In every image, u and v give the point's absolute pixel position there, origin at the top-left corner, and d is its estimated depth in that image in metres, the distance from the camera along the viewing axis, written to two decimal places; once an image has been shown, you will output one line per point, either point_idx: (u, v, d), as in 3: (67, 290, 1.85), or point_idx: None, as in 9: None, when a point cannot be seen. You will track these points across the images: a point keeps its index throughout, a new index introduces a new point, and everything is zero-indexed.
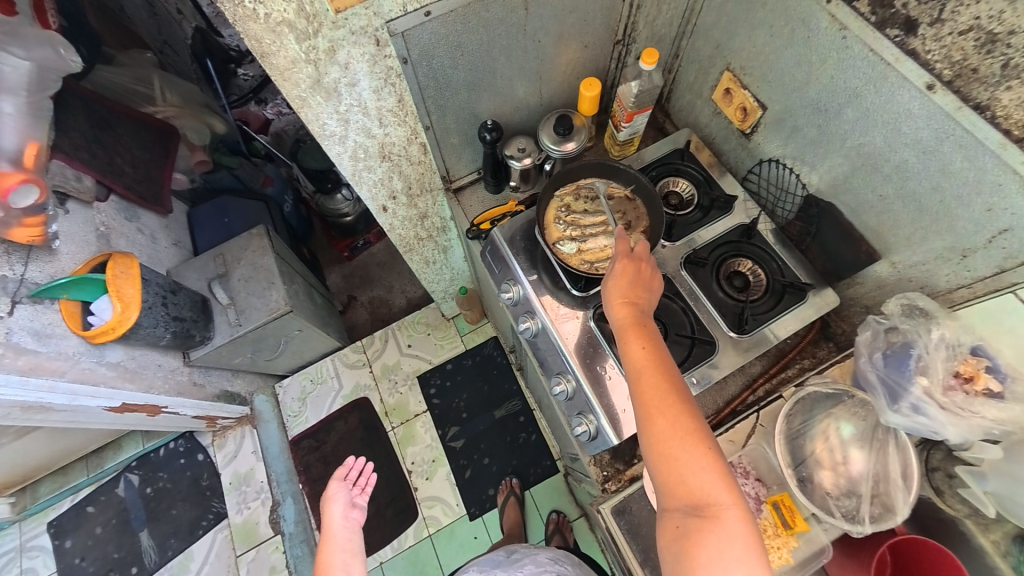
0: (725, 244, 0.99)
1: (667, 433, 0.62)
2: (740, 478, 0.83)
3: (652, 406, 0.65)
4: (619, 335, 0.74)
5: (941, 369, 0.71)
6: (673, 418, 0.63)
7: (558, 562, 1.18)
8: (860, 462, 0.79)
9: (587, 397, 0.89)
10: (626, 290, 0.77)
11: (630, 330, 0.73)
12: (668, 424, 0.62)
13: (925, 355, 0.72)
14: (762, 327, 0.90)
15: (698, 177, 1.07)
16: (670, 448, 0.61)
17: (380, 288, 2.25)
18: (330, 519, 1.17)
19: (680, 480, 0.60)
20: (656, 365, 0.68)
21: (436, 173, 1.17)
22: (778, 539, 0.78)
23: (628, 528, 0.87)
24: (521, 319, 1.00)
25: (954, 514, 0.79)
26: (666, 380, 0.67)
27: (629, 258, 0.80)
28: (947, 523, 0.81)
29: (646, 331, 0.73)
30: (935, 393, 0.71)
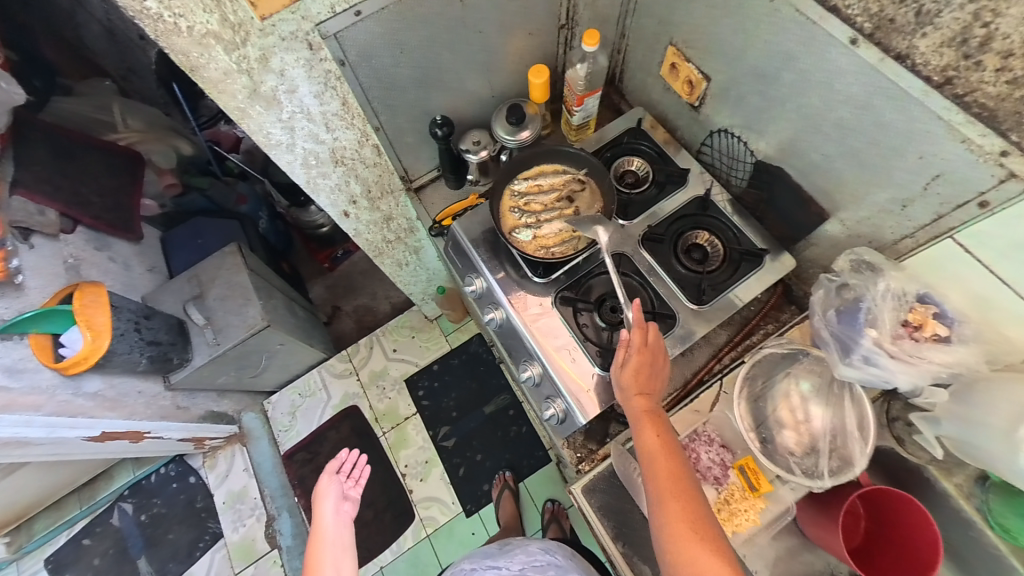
0: (683, 218, 0.99)
1: (677, 527, 0.65)
2: (704, 446, 0.83)
3: (664, 500, 0.67)
4: (636, 423, 0.76)
5: (890, 319, 0.72)
6: (683, 514, 0.66)
7: (549, 552, 1.18)
8: (820, 418, 0.80)
9: (554, 381, 0.90)
10: (641, 382, 0.79)
11: (647, 420, 0.75)
12: (679, 521, 0.65)
13: (874, 307, 0.73)
14: (723, 296, 0.91)
15: (652, 154, 1.07)
16: (679, 542, 0.64)
17: (363, 296, 2.25)
18: (319, 515, 1.15)
19: None
20: (671, 459, 0.71)
21: (395, 174, 1.17)
22: (745, 502, 0.79)
23: (601, 505, 0.86)
24: (486, 311, 1.00)
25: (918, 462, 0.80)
26: (677, 474, 0.70)
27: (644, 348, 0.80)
28: (911, 473, 0.82)
29: (659, 424, 0.75)
30: (885, 343, 0.71)
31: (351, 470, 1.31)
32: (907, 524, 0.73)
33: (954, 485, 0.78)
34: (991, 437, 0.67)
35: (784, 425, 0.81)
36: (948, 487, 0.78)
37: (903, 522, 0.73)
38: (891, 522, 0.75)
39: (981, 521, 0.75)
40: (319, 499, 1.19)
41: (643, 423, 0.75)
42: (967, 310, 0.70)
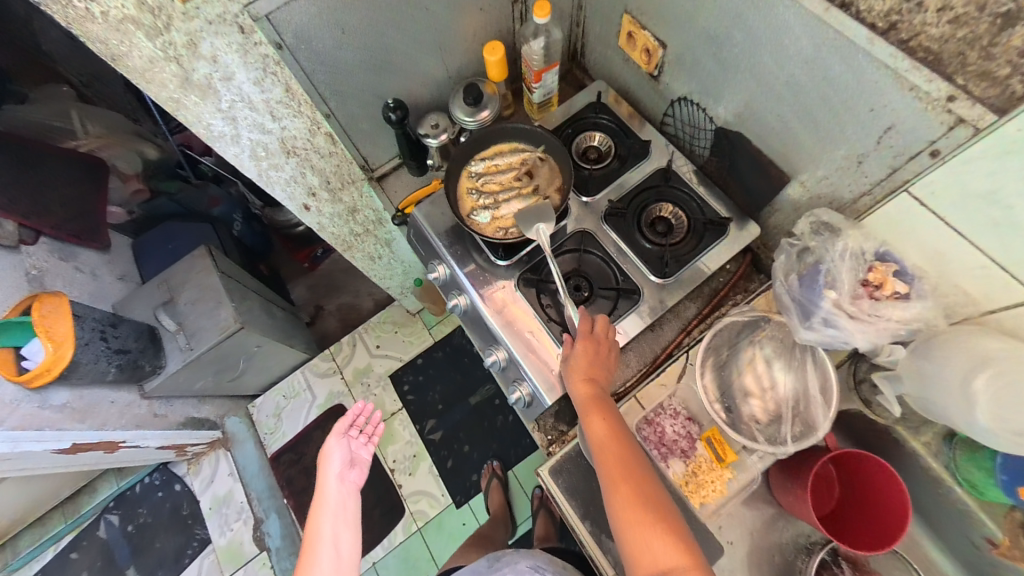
0: (646, 191, 0.97)
1: (628, 511, 0.66)
2: (669, 419, 0.82)
3: (613, 485, 0.69)
4: (582, 412, 0.77)
5: (848, 279, 0.70)
6: (633, 495, 0.67)
7: (539, 570, 1.11)
8: (786, 385, 0.78)
9: (518, 364, 0.88)
10: (588, 369, 0.79)
11: (593, 409, 0.76)
12: (630, 502, 0.67)
13: (833, 268, 0.71)
14: (688, 267, 0.89)
15: (614, 128, 1.04)
16: (632, 527, 0.65)
17: (346, 294, 2.22)
18: (324, 481, 1.10)
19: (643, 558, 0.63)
20: (618, 444, 0.72)
21: (354, 163, 1.14)
22: (712, 473, 0.77)
23: (568, 486, 0.85)
24: (451, 298, 0.98)
25: (887, 422, 0.79)
26: (626, 459, 0.71)
27: (591, 337, 0.81)
28: (885, 435, 0.81)
29: (606, 410, 0.76)
30: (844, 304, 0.69)
31: (365, 427, 1.27)
32: (876, 487, 0.72)
33: (921, 445, 0.77)
34: (949, 389, 0.67)
35: (748, 395, 0.79)
36: (918, 447, 0.77)
37: (872, 485, 0.72)
38: (861, 486, 0.74)
39: (949, 477, 0.75)
40: (324, 463, 1.14)
41: (590, 413, 0.75)
42: (926, 265, 0.69)
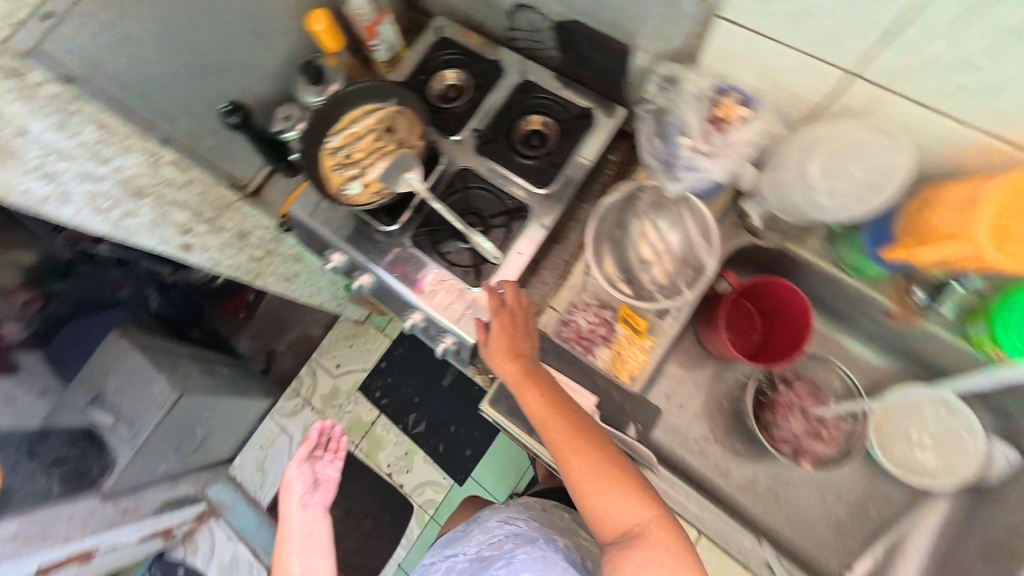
0: (506, 109, 0.95)
1: (588, 475, 0.66)
2: (582, 313, 0.80)
3: (564, 458, 0.68)
4: (515, 390, 0.73)
5: (697, 122, 0.73)
6: (587, 460, 0.67)
7: (508, 521, 1.01)
8: (675, 240, 0.79)
9: (435, 318, 0.85)
10: (510, 347, 0.75)
11: (526, 385, 0.72)
12: (584, 471, 0.66)
13: (682, 116, 0.74)
14: (564, 168, 0.89)
15: (462, 60, 1.00)
16: (597, 489, 0.66)
17: (295, 328, 2.15)
18: (289, 523, 1.05)
19: (608, 518, 0.65)
20: (561, 412, 0.70)
21: (222, 186, 1.05)
22: (632, 345, 0.79)
23: (510, 410, 0.80)
24: (355, 279, 0.94)
25: (778, 245, 0.83)
26: (573, 425, 0.69)
27: (505, 312, 0.76)
28: (779, 258, 0.85)
29: (539, 380, 0.72)
30: (699, 146, 0.72)
31: (328, 447, 1.17)
32: (779, 302, 0.78)
33: (811, 253, 0.82)
34: (824, 183, 0.72)
35: (648, 264, 0.79)
36: (809, 255, 0.82)
37: (776, 301, 0.78)
38: (769, 306, 0.80)
39: (839, 271, 0.80)
40: (286, 502, 1.07)
41: (524, 391, 0.71)
42: (762, 84, 0.71)
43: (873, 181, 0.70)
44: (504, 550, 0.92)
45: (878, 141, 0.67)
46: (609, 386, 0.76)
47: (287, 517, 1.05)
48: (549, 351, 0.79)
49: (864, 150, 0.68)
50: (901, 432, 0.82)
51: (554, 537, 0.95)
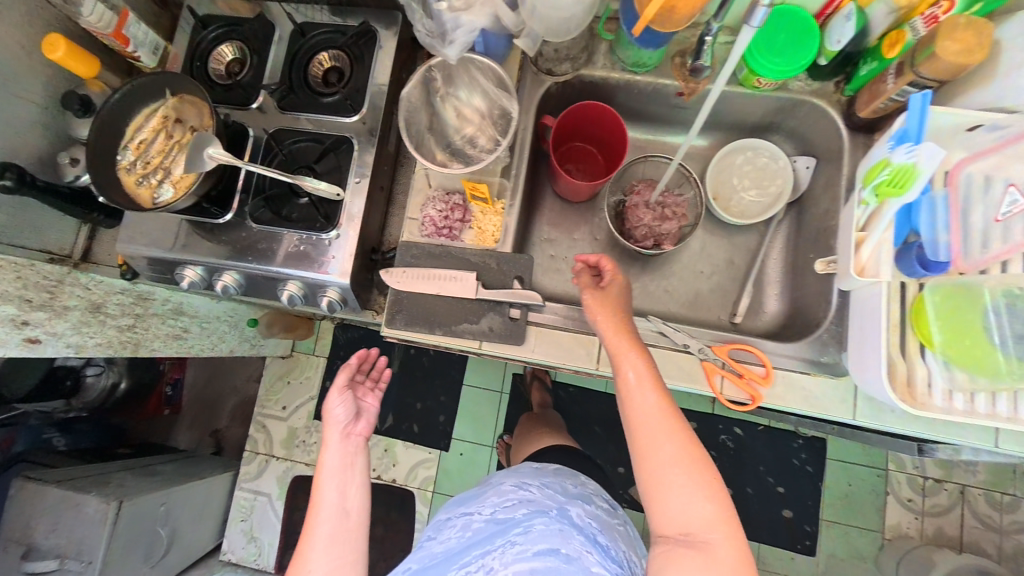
0: (291, 58, 0.91)
1: (664, 460, 0.57)
2: (436, 205, 0.83)
3: (643, 432, 0.60)
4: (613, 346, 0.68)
5: None
6: (673, 436, 0.58)
7: (523, 487, 0.88)
8: (484, 106, 0.83)
9: (309, 278, 0.83)
10: (616, 319, 0.69)
11: (628, 345, 0.66)
12: (666, 449, 0.58)
13: None
14: (370, 89, 0.89)
15: (230, 31, 0.95)
16: (661, 473, 0.57)
17: (232, 397, 2.02)
18: (331, 452, 0.80)
19: (669, 511, 0.56)
20: (658, 384, 0.62)
21: (40, 259, 0.95)
22: (485, 214, 0.84)
23: (409, 319, 0.79)
24: (217, 285, 0.88)
25: (572, 74, 0.87)
26: (666, 399, 0.61)
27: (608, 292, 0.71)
28: (580, 87, 0.89)
29: (646, 356, 0.66)
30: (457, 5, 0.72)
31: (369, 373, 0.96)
32: (590, 119, 0.87)
33: (602, 69, 0.87)
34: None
35: (469, 138, 0.84)
36: (601, 72, 0.87)
37: (587, 119, 0.87)
38: (585, 127, 0.89)
39: (627, 73, 0.86)
40: (335, 422, 0.83)
41: (623, 359, 0.65)
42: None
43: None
44: (518, 516, 0.80)
45: None
46: (484, 257, 0.81)
47: (330, 442, 0.81)
48: (422, 254, 0.82)
49: None
50: (726, 183, 0.93)
51: (568, 505, 0.84)
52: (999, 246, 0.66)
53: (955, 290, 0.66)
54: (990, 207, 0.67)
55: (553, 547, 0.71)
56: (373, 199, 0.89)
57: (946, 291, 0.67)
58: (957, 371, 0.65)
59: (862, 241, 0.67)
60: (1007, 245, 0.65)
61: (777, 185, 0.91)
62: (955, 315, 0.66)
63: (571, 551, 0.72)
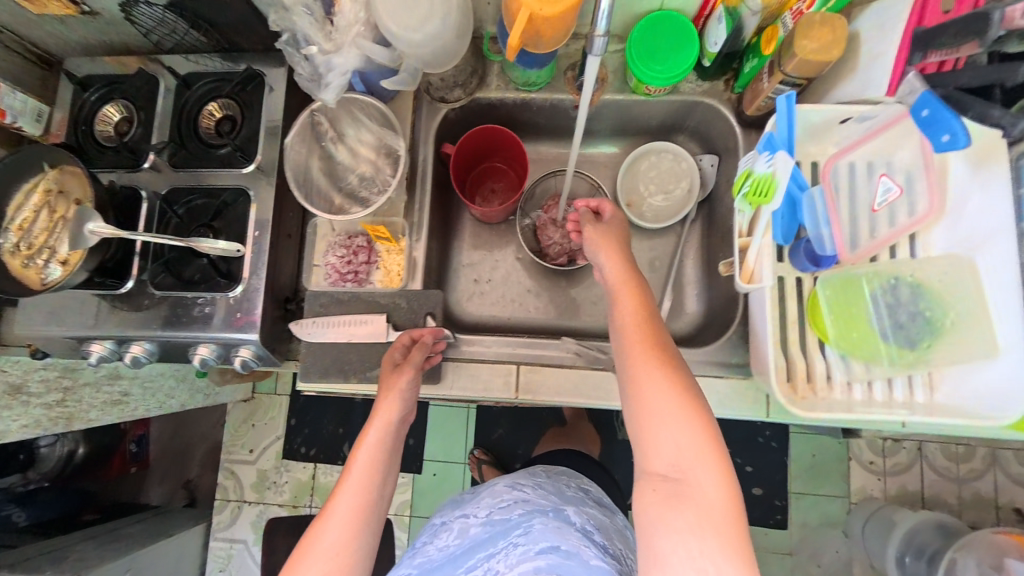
0: (178, 112, 0.87)
1: (653, 395, 0.57)
2: (338, 250, 0.80)
3: (638, 366, 0.60)
4: (614, 292, 0.70)
5: (314, 26, 0.70)
6: (666, 373, 0.59)
7: (516, 487, 0.87)
8: (372, 145, 0.81)
9: (221, 338, 0.82)
10: (619, 263, 0.72)
11: (626, 289, 0.69)
12: (659, 385, 0.58)
13: (300, 27, 0.71)
14: (263, 136, 0.85)
15: (111, 89, 0.90)
16: (644, 416, 0.57)
17: (203, 443, 1.87)
18: (370, 438, 0.71)
19: (659, 444, 0.55)
20: (647, 327, 0.64)
21: None
22: (390, 253, 0.83)
23: (322, 370, 0.79)
24: (128, 354, 0.85)
25: (466, 99, 0.85)
26: (654, 342, 0.62)
27: (610, 240, 0.74)
28: (477, 111, 0.87)
29: (644, 300, 0.67)
30: (327, 47, 0.70)
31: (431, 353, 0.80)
32: (482, 141, 0.86)
33: (496, 90, 0.85)
34: (403, 27, 0.62)
35: (368, 178, 0.82)
36: (496, 94, 0.85)
37: (479, 142, 0.87)
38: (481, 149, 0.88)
39: (520, 92, 0.84)
40: (389, 403, 0.73)
41: (621, 299, 0.68)
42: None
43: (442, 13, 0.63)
44: (516, 515, 0.78)
45: None
46: (394, 299, 0.80)
47: (374, 426, 0.73)
48: (328, 302, 0.80)
49: None
50: (634, 188, 0.93)
51: (565, 505, 0.83)
52: (885, 228, 0.67)
53: (844, 282, 0.68)
54: (866, 196, 0.68)
55: (553, 545, 0.69)
56: (278, 249, 0.86)
57: (838, 282, 0.69)
58: (854, 361, 0.66)
59: (748, 246, 0.65)
60: (892, 228, 0.66)
61: (682, 188, 0.92)
62: (847, 305, 0.68)
63: (570, 546, 0.70)
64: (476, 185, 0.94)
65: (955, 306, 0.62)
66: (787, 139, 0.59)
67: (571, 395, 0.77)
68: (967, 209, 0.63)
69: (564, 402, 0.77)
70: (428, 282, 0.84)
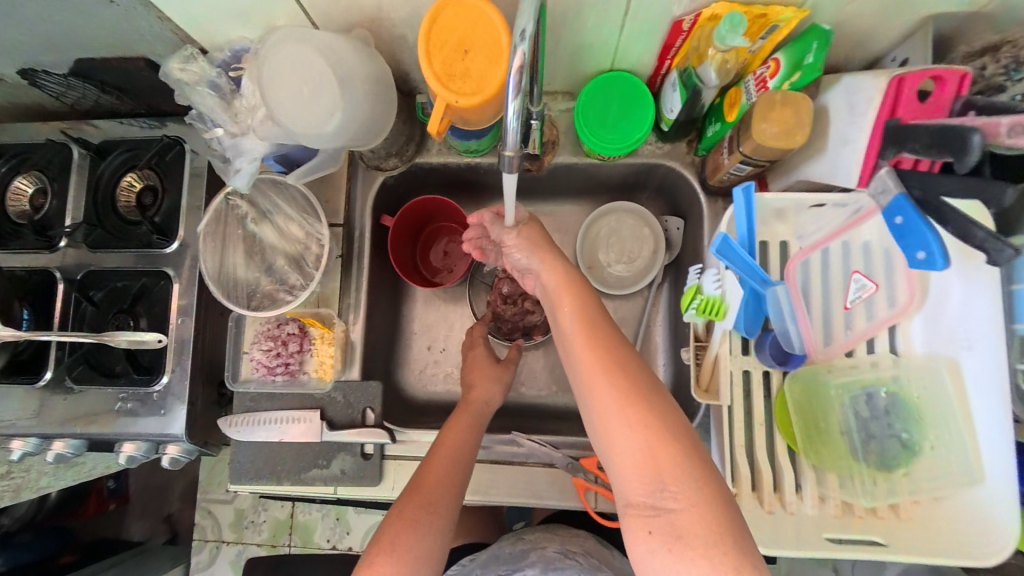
0: (95, 186, 0.79)
1: (611, 409, 0.46)
2: (264, 343, 0.74)
3: (589, 378, 0.49)
4: (551, 296, 0.59)
5: (217, 105, 0.63)
6: (623, 382, 0.47)
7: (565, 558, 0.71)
8: (297, 230, 0.72)
9: (150, 434, 0.75)
10: (553, 260, 0.61)
11: (565, 290, 0.57)
12: (617, 398, 0.46)
13: (202, 106, 0.63)
14: (184, 212, 0.77)
15: (20, 160, 0.82)
16: (608, 432, 0.47)
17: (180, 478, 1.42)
18: (438, 445, 0.64)
19: (632, 469, 0.45)
20: (596, 326, 0.52)
21: None
22: (321, 342, 0.75)
23: (255, 470, 0.73)
24: (49, 451, 0.77)
25: (405, 167, 0.77)
26: (601, 341, 0.51)
27: (540, 237, 0.64)
28: (419, 176, 0.80)
29: (585, 295, 0.56)
30: (232, 129, 0.63)
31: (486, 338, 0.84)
32: (411, 213, 0.78)
33: (437, 154, 0.77)
34: (303, 122, 0.53)
35: (295, 261, 0.73)
36: (438, 159, 0.77)
37: (410, 214, 0.78)
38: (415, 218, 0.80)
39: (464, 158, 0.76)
40: (461, 414, 0.69)
41: (561, 299, 0.57)
42: (249, 31, 0.62)
43: (345, 91, 0.53)
44: None
45: (308, 52, 0.51)
46: (330, 392, 0.74)
47: (442, 435, 0.66)
48: (258, 397, 0.74)
49: (302, 66, 0.52)
50: (595, 254, 0.84)
51: None
52: (861, 326, 0.60)
53: (813, 385, 0.61)
54: (837, 293, 0.60)
55: None
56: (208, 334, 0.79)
57: (805, 387, 0.61)
58: (828, 474, 0.59)
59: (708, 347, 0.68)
60: (868, 326, 0.59)
61: (644, 257, 0.83)
62: (816, 413, 0.61)
63: None
64: (428, 245, 0.86)
65: (933, 420, 0.56)
66: (751, 263, 0.57)
67: (522, 496, 0.71)
68: (945, 307, 0.56)
69: (513, 502, 0.72)
70: (369, 368, 0.77)
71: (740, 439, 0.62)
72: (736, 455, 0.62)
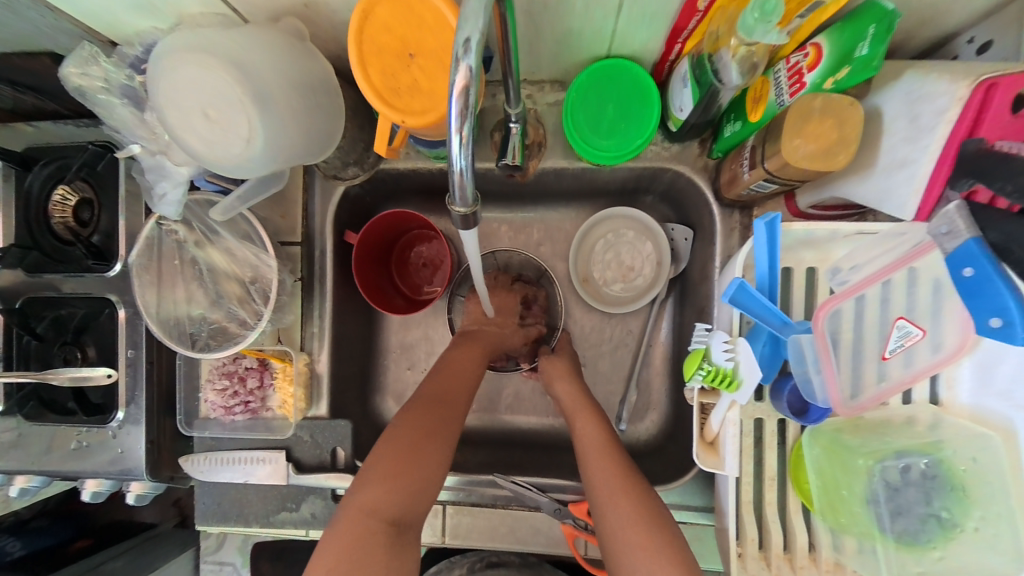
0: (21, 201, 0.69)
1: (619, 529, 0.52)
2: (221, 382, 0.67)
3: (606, 506, 0.53)
4: (569, 415, 0.63)
5: (134, 118, 0.53)
6: (628, 503, 0.53)
7: None
8: (243, 256, 0.63)
9: (108, 474, 0.69)
10: (570, 375, 0.66)
11: (586, 408, 0.62)
12: (623, 520, 0.52)
13: (118, 119, 0.53)
14: (124, 232, 0.68)
15: None
16: (618, 553, 0.51)
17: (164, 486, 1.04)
18: (451, 358, 0.63)
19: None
20: (611, 449, 0.57)
21: None
22: (280, 378, 0.67)
23: (223, 510, 0.69)
24: (12, 486, 0.73)
25: (368, 175, 0.66)
26: (616, 462, 0.56)
27: (558, 355, 0.69)
28: (385, 183, 0.69)
29: (600, 416, 0.61)
30: (155, 148, 0.53)
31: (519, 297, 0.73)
32: (375, 231, 0.68)
33: (405, 159, 0.66)
34: (220, 152, 0.44)
35: (242, 292, 0.64)
36: (406, 164, 0.66)
37: (374, 232, 0.68)
38: (378, 235, 0.69)
39: (436, 164, 0.65)
40: (470, 341, 0.67)
41: (583, 419, 0.61)
42: (159, 22, 0.50)
43: (262, 108, 0.43)
44: None
45: (213, 67, 0.42)
46: (296, 431, 0.67)
47: (452, 352, 0.64)
48: (220, 435, 0.68)
49: (206, 84, 0.42)
50: (588, 266, 0.74)
51: None
52: (897, 378, 0.48)
53: (837, 441, 0.51)
54: (870, 339, 0.49)
55: None
56: (165, 364, 0.72)
57: (826, 447, 0.52)
58: (845, 538, 0.51)
59: (712, 404, 0.54)
60: (905, 378, 0.48)
61: (645, 275, 0.72)
62: (835, 478, 0.51)
63: None
64: (402, 255, 0.76)
65: (980, 499, 0.46)
66: (771, 308, 0.49)
67: (505, 541, 0.67)
68: (1002, 362, 0.46)
69: (495, 547, 0.66)
70: (341, 402, 0.70)
71: (747, 497, 0.55)
72: (742, 515, 0.54)
